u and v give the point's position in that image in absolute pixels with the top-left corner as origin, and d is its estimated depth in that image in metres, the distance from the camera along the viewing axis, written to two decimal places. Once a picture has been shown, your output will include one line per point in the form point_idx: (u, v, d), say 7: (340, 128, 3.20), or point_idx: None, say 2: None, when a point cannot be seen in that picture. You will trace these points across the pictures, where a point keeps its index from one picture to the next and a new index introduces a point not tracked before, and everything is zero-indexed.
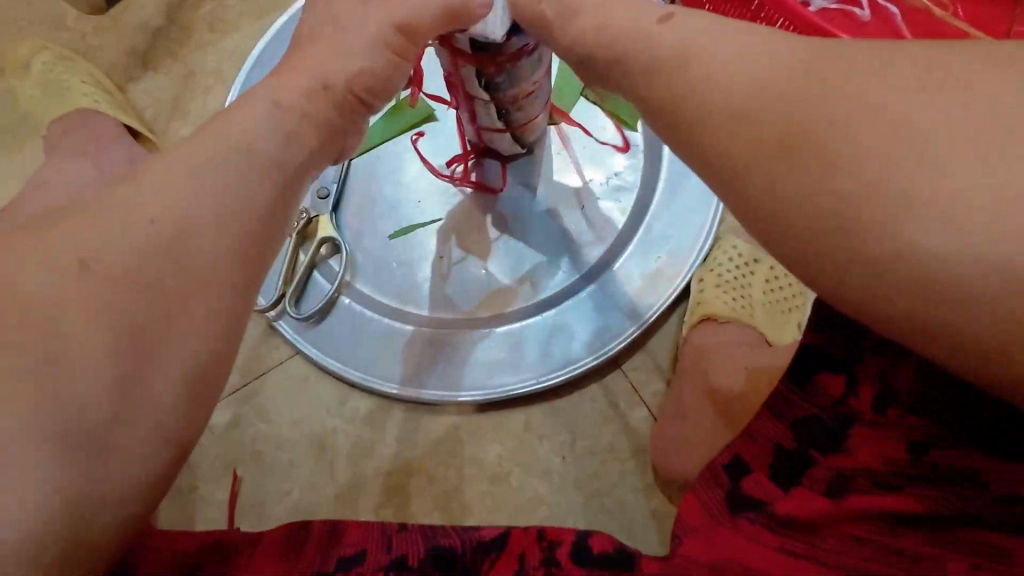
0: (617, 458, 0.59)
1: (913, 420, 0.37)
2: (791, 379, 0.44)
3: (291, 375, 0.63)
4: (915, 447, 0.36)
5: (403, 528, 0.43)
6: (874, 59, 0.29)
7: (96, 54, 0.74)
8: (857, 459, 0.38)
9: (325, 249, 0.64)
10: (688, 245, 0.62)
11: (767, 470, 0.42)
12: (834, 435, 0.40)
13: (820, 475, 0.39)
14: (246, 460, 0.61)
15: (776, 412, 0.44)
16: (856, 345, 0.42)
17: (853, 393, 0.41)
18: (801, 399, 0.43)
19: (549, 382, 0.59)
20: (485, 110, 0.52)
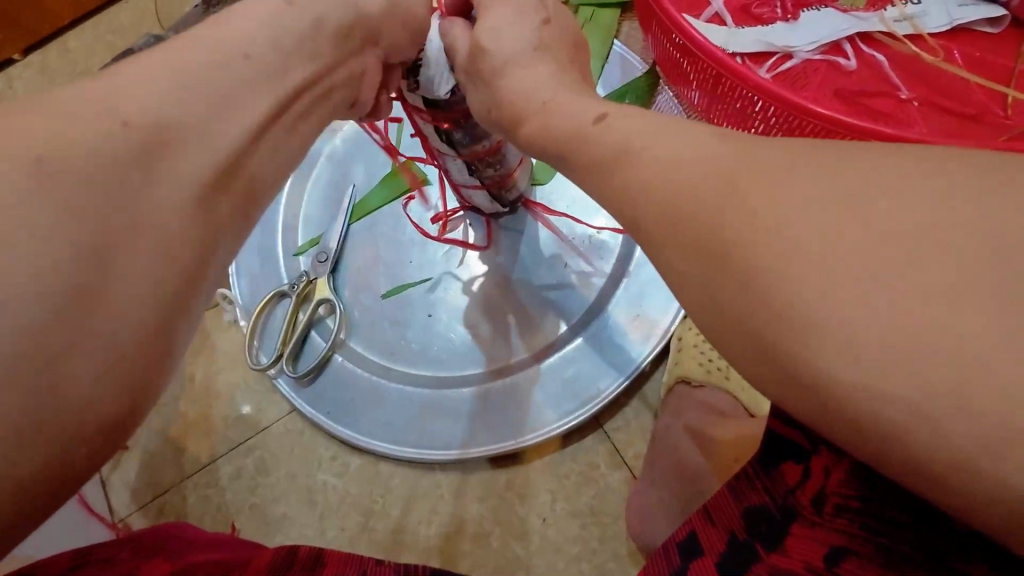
0: (598, 521, 0.59)
1: (841, 521, 0.34)
2: (758, 461, 0.40)
3: (290, 431, 0.67)
4: (834, 554, 0.34)
5: (379, 565, 0.44)
6: (792, 140, 0.28)
7: None
8: (789, 558, 0.35)
9: (322, 309, 0.68)
10: (669, 302, 0.61)
11: (717, 556, 0.37)
12: (775, 530, 0.36)
13: (756, 572, 0.36)
14: (245, 511, 0.65)
15: (733, 493, 0.40)
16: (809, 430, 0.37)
17: (803, 488, 0.37)
18: (759, 485, 0.39)
19: (528, 441, 0.60)
20: (456, 165, 0.52)
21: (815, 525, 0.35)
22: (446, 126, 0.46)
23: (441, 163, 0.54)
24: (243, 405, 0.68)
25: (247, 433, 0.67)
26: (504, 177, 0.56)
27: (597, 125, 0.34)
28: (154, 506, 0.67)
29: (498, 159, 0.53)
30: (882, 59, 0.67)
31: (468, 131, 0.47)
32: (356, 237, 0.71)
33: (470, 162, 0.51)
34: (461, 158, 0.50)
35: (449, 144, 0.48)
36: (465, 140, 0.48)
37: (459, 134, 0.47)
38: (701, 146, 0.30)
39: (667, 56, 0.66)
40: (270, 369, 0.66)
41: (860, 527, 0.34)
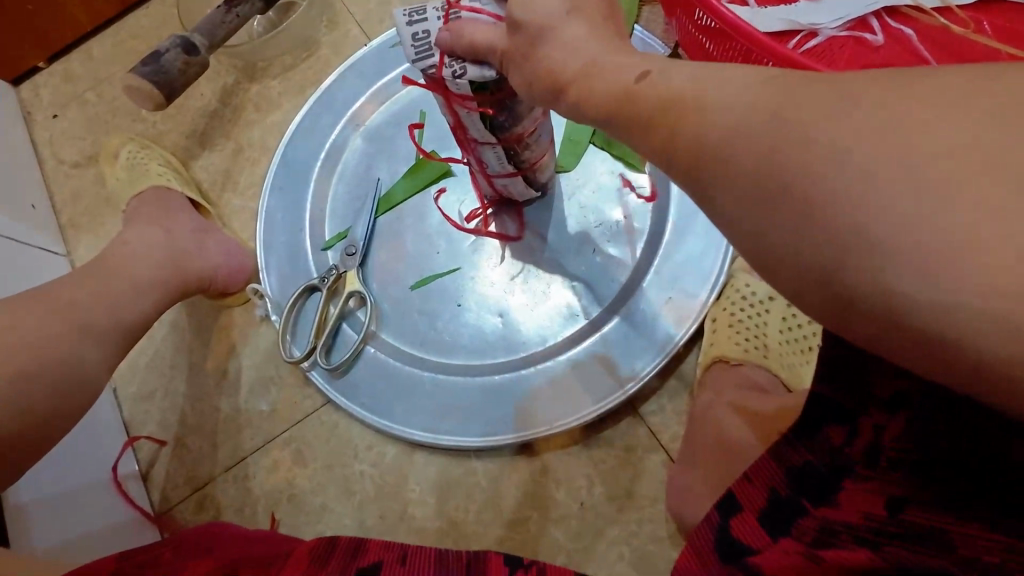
0: (636, 505, 0.58)
1: (899, 472, 0.34)
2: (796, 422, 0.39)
3: (324, 423, 0.67)
4: (893, 502, 0.33)
5: (419, 548, 0.45)
6: (850, 99, 0.28)
7: (163, 137, 0.83)
8: (844, 511, 0.35)
9: (353, 302, 0.69)
10: (702, 283, 0.61)
11: (758, 512, 0.37)
12: (825, 485, 0.36)
13: (809, 526, 0.35)
14: (284, 504, 0.66)
15: (775, 456, 0.39)
16: (854, 387, 0.37)
17: (851, 442, 0.36)
18: (800, 443, 0.38)
19: (563, 426, 0.60)
20: (493, 153, 0.52)
21: (868, 478, 0.35)
22: (492, 110, 0.46)
23: (476, 155, 0.53)
24: (278, 400, 0.69)
25: (283, 426, 0.68)
26: (536, 158, 0.56)
27: (642, 101, 0.34)
28: (193, 500, 0.68)
29: (533, 139, 0.53)
30: (910, 32, 0.66)
31: (513, 110, 0.47)
32: (384, 230, 0.72)
33: (510, 146, 0.51)
34: (503, 144, 0.50)
35: (493, 130, 0.48)
36: (509, 121, 0.47)
37: (504, 115, 0.47)
38: (752, 112, 0.29)
39: (690, 36, 0.66)
40: (304, 362, 0.66)
41: (918, 476, 0.33)
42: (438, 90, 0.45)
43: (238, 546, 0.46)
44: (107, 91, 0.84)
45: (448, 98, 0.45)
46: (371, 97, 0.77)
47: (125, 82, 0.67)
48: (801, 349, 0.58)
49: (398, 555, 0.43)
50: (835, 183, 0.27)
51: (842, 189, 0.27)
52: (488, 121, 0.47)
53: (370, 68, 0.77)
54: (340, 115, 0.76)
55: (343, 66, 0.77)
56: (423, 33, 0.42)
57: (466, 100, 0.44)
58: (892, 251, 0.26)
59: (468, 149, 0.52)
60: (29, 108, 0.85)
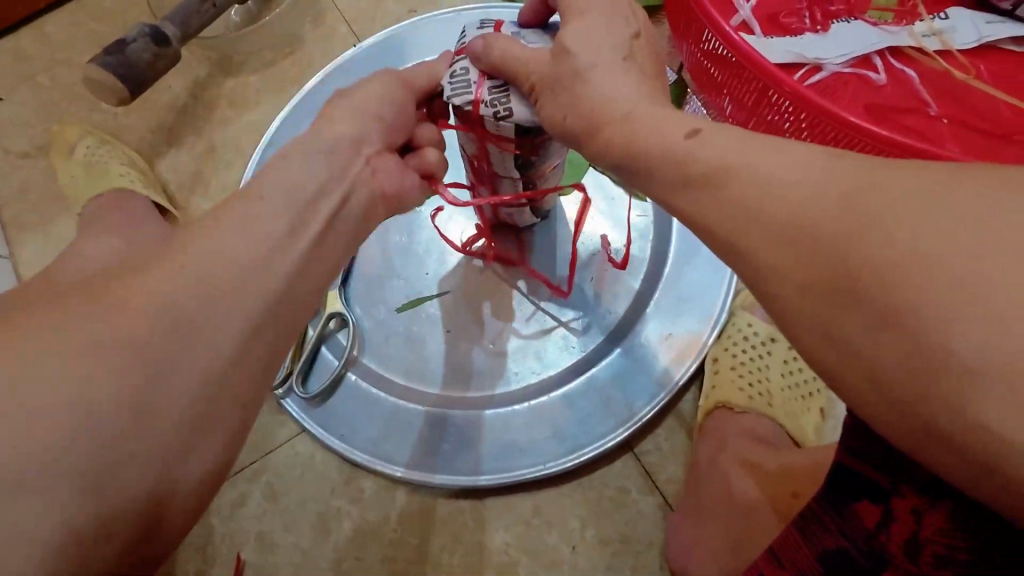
0: (630, 549, 0.56)
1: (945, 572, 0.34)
2: (827, 499, 0.39)
3: (299, 454, 0.63)
4: None
5: None
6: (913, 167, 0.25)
7: (126, 131, 0.76)
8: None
9: (333, 323, 0.64)
10: (703, 319, 0.59)
11: None
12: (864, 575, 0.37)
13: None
14: (252, 542, 0.61)
15: (806, 535, 0.40)
16: (888, 467, 0.36)
17: (888, 529, 0.36)
18: (831, 524, 0.39)
19: (558, 466, 0.57)
20: (512, 188, 0.50)
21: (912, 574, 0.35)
22: (526, 152, 0.43)
23: (492, 186, 0.50)
24: (249, 427, 0.64)
25: (252, 456, 0.63)
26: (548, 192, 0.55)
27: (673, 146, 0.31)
28: None
29: (552, 175, 0.51)
30: (913, 74, 0.66)
31: (546, 151, 0.45)
32: (368, 247, 0.67)
33: (531, 182, 0.49)
34: (526, 179, 0.48)
35: (521, 167, 0.45)
36: (538, 159, 0.45)
37: (537, 155, 0.45)
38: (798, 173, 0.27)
39: (697, 62, 0.64)
40: (278, 389, 0.61)
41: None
42: (470, 126, 0.42)
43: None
44: (62, 75, 0.77)
45: (478, 136, 0.42)
46: None
47: (87, 74, 0.61)
48: (804, 394, 0.57)
49: None
50: (894, 256, 0.25)
51: (902, 268, 0.24)
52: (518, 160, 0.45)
53: (358, 72, 0.72)
54: None
55: (330, 67, 0.72)
56: (463, 70, 0.40)
57: (502, 139, 0.42)
58: (959, 338, 0.23)
59: (485, 179, 0.49)
60: None
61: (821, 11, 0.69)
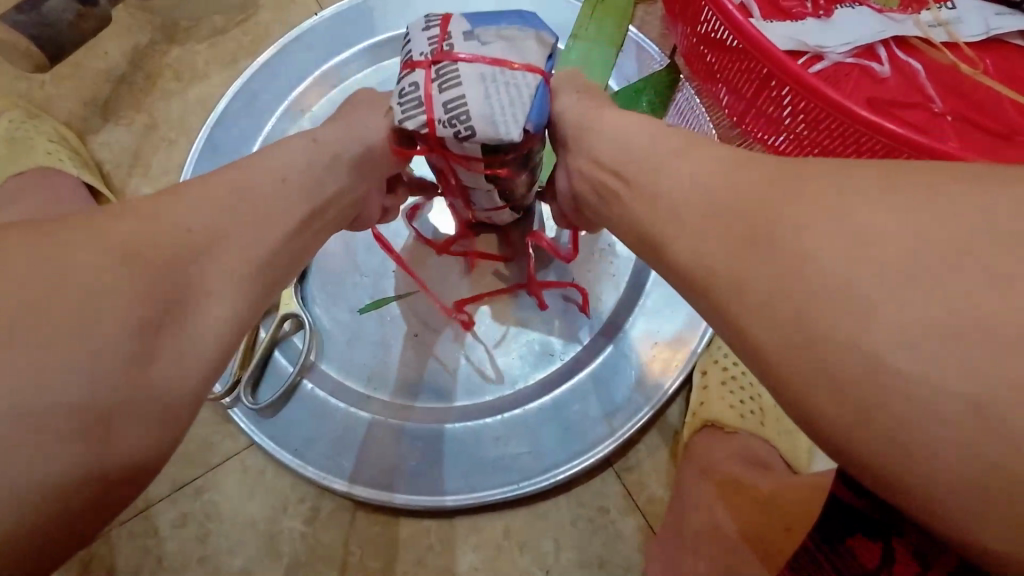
0: (608, 573, 0.52)
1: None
2: (818, 535, 0.37)
3: (247, 469, 0.57)
4: None
5: None
6: None
7: (55, 102, 0.68)
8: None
9: (288, 326, 0.58)
10: (691, 327, 0.55)
11: None
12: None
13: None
14: (193, 566, 0.55)
15: (799, 573, 0.38)
16: (891, 508, 0.33)
17: (890, 571, 0.33)
18: (825, 563, 0.36)
19: (532, 486, 0.52)
20: (489, 197, 0.44)
21: None
22: (500, 170, 0.38)
23: (465, 197, 0.45)
24: (190, 438, 0.57)
25: (195, 471, 0.57)
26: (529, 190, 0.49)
27: None
28: (76, 560, 0.55)
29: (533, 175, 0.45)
30: (918, 67, 0.61)
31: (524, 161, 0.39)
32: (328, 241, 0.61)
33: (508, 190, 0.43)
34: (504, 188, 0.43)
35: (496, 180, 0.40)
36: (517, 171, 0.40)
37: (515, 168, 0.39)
38: None
39: (692, 47, 0.59)
40: (224, 398, 0.55)
41: None
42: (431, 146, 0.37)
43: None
44: None
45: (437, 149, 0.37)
46: (320, 78, 0.65)
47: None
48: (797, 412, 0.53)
49: None
50: None
51: None
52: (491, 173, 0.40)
53: (319, 43, 0.65)
54: (280, 97, 0.64)
55: (287, 37, 0.65)
56: (412, 85, 0.35)
57: (467, 159, 0.37)
58: None
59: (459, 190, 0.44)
60: None
61: None
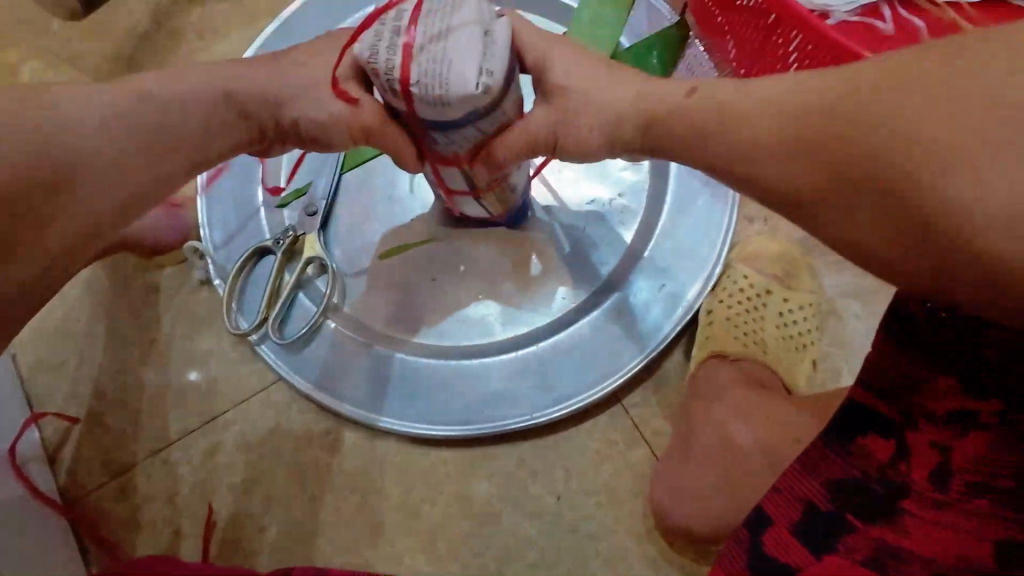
0: (615, 500, 0.56)
1: (978, 500, 0.33)
2: (830, 432, 0.37)
3: (273, 404, 0.60)
4: (987, 542, 0.32)
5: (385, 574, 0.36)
6: None
7: (80, 58, 0.69)
8: (916, 543, 0.33)
9: (311, 269, 0.61)
10: (697, 271, 0.58)
11: (793, 524, 0.34)
12: (881, 504, 0.34)
13: (861, 546, 0.33)
14: (223, 493, 0.58)
15: (808, 466, 0.37)
16: (906, 402, 0.37)
17: (905, 460, 0.35)
18: (839, 457, 0.36)
19: (544, 418, 0.55)
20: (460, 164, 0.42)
21: (933, 502, 0.34)
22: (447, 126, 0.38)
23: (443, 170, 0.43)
24: (219, 376, 0.61)
25: (224, 405, 0.60)
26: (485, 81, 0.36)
27: None
28: (112, 487, 0.59)
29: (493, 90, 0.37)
30: (920, 24, 0.64)
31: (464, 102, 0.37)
32: (349, 190, 0.63)
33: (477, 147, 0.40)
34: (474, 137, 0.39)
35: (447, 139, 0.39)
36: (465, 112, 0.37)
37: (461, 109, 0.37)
38: None
39: (703, 3, 0.62)
40: (252, 335, 0.58)
41: (995, 503, 0.33)
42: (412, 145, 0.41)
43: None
44: None
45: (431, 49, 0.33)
46: None
47: None
48: (798, 346, 0.56)
49: None
50: None
51: None
52: (481, 34, 0.34)
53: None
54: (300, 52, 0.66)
55: None
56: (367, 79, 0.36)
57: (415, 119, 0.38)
58: None
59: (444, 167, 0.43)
60: None
61: None
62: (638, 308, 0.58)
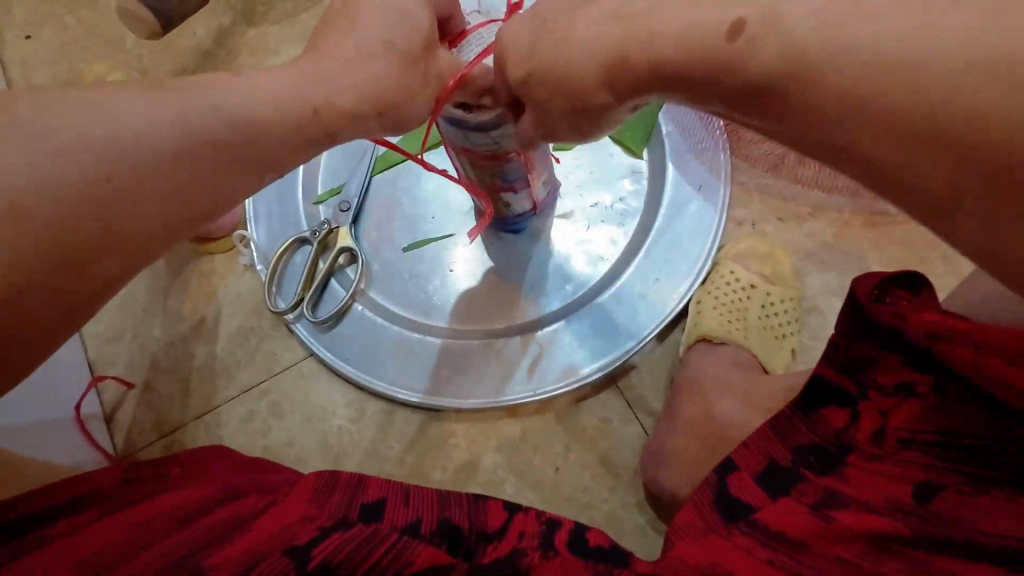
0: (609, 472, 0.61)
1: (909, 453, 0.38)
2: (798, 404, 0.44)
3: (305, 376, 0.67)
4: (917, 489, 0.37)
5: (420, 488, 0.42)
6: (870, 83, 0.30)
7: (150, 71, 0.79)
8: (852, 488, 0.39)
9: (343, 258, 0.68)
10: (688, 267, 0.64)
11: (755, 475, 0.43)
12: (831, 461, 0.41)
13: (810, 492, 0.40)
14: (257, 454, 0.65)
15: (778, 433, 0.44)
16: (858, 374, 0.42)
17: (854, 425, 0.41)
18: (805, 425, 0.44)
19: (546, 394, 0.62)
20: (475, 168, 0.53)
21: (875, 456, 0.40)
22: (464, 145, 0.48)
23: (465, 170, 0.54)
24: (258, 350, 0.68)
25: (262, 376, 0.67)
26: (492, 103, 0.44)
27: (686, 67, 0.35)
28: (160, 445, 0.66)
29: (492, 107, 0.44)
30: None
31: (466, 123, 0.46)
32: (379, 190, 0.71)
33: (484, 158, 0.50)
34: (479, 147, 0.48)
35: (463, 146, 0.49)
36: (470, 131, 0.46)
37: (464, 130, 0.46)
38: None
39: None
40: (289, 314, 0.66)
41: (929, 455, 0.37)
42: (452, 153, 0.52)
43: (232, 472, 0.44)
44: (88, 16, 0.80)
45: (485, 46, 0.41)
46: None
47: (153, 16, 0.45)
48: (776, 335, 0.63)
49: (399, 495, 0.40)
50: None
51: None
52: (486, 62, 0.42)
53: None
54: None
55: None
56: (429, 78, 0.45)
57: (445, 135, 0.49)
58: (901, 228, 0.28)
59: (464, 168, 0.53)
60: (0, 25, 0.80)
61: None
62: (634, 300, 0.64)
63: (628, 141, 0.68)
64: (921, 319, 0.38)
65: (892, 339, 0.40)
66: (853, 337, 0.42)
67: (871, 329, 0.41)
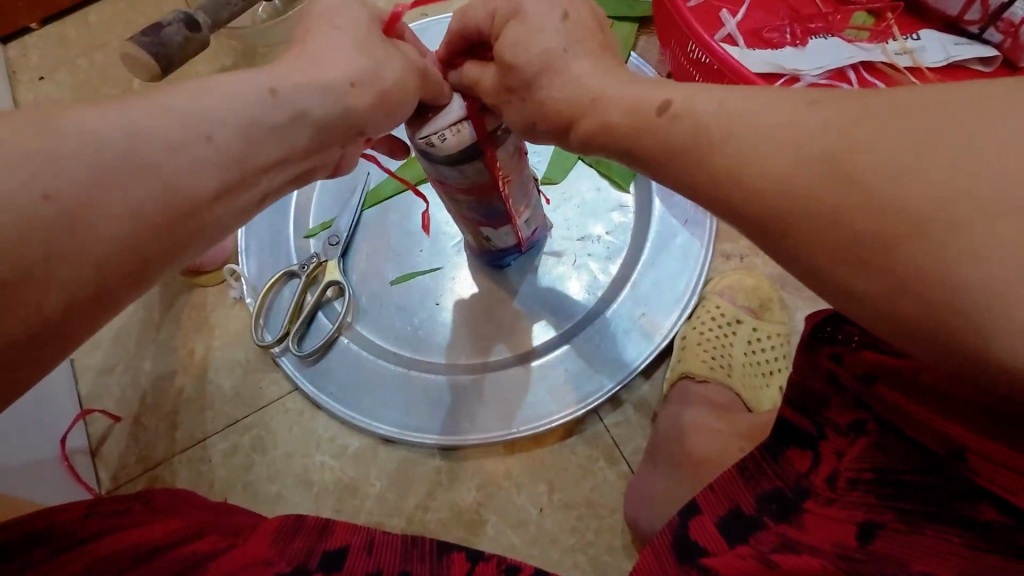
0: (594, 514, 0.59)
1: (857, 493, 0.37)
2: (765, 448, 0.43)
3: (289, 411, 0.66)
4: (863, 531, 0.35)
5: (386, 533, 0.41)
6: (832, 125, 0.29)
7: None
8: (808, 534, 0.37)
9: (330, 292, 0.68)
10: (674, 302, 0.63)
11: (716, 518, 0.41)
12: (791, 507, 0.40)
13: (766, 539, 0.38)
14: (239, 491, 0.64)
15: (745, 478, 0.43)
16: (817, 415, 0.42)
17: (815, 469, 0.40)
18: (769, 469, 0.42)
19: (528, 431, 0.60)
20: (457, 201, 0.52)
21: (832, 500, 0.38)
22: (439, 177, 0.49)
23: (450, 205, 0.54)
24: (244, 384, 0.68)
25: (247, 411, 0.67)
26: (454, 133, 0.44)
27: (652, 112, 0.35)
28: (143, 480, 0.66)
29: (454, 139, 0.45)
30: None
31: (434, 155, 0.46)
32: (368, 223, 0.72)
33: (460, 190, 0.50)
34: (451, 179, 0.48)
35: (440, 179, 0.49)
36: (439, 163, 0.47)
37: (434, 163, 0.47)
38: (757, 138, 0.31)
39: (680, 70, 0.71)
40: (275, 347, 0.66)
41: (876, 497, 0.36)
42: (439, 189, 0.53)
43: (201, 512, 0.43)
44: (99, 59, 0.84)
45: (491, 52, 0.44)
46: None
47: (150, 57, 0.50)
48: (758, 374, 0.63)
49: (364, 541, 0.40)
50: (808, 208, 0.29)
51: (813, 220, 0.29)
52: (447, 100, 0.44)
53: None
54: None
55: None
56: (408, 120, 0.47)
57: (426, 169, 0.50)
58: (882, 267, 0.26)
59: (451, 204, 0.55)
60: (15, 67, 0.84)
61: (801, 27, 0.68)
62: (619, 335, 0.63)
63: (614, 175, 0.69)
64: (858, 358, 0.40)
65: (834, 380, 0.41)
66: (811, 377, 0.42)
67: (819, 371, 0.42)
